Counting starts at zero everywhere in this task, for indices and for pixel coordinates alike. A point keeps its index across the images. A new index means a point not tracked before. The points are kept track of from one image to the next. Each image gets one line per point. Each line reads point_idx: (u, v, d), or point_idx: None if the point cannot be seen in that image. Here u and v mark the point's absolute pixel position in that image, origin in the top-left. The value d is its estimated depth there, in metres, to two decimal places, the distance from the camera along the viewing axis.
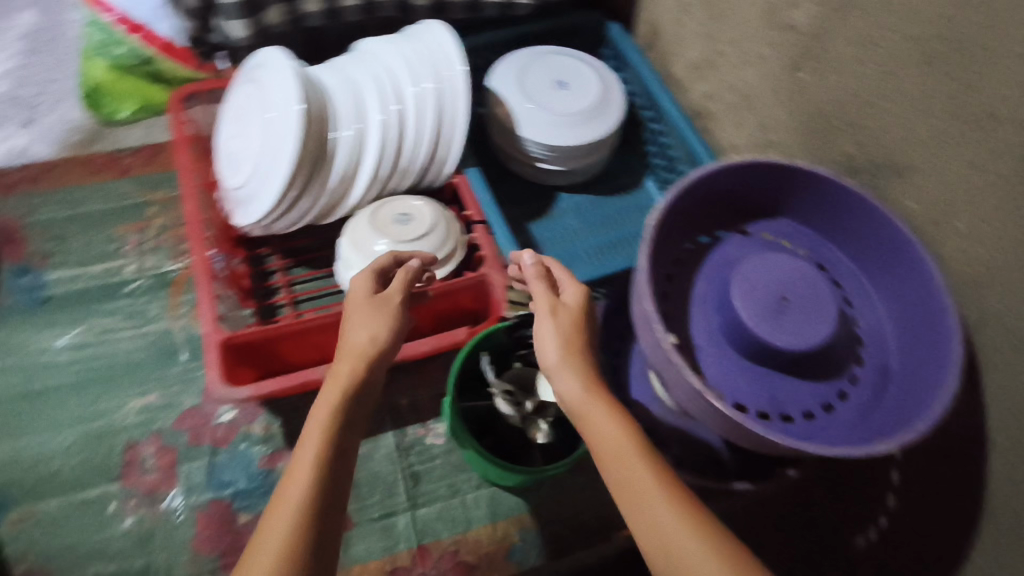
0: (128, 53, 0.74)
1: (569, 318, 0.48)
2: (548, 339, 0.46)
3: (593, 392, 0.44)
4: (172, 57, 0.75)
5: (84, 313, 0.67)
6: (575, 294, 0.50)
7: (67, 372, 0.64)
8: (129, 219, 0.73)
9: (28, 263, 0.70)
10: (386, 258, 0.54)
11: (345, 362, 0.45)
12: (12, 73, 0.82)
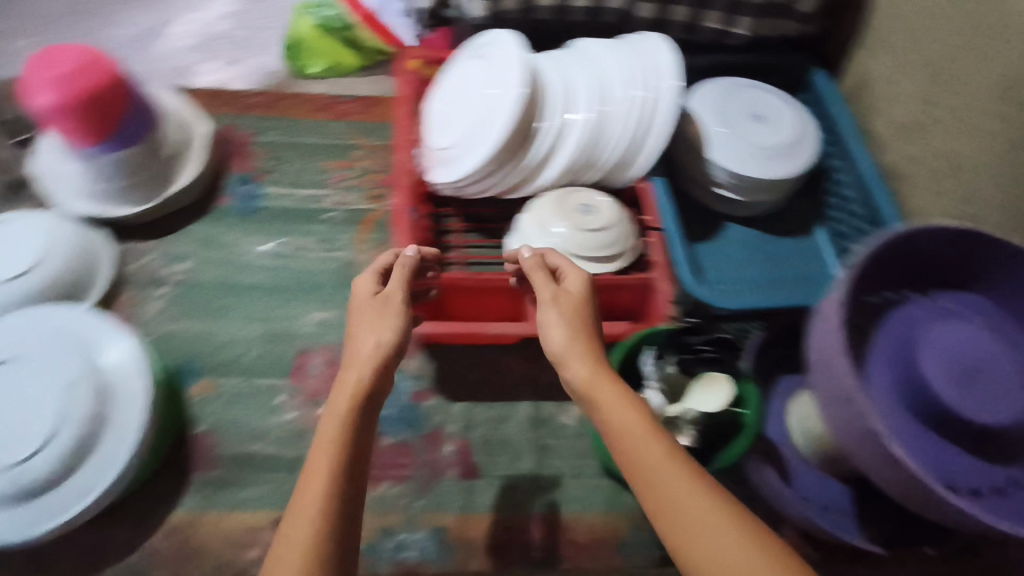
0: (336, 16, 0.87)
1: (571, 306, 0.52)
2: (556, 331, 0.50)
3: (600, 378, 0.47)
4: (372, 27, 0.87)
5: (284, 229, 0.75)
6: (576, 278, 0.54)
7: (260, 274, 0.71)
8: (336, 156, 0.80)
9: (249, 175, 0.78)
10: (387, 256, 0.56)
11: (353, 361, 0.47)
12: (233, 16, 0.94)
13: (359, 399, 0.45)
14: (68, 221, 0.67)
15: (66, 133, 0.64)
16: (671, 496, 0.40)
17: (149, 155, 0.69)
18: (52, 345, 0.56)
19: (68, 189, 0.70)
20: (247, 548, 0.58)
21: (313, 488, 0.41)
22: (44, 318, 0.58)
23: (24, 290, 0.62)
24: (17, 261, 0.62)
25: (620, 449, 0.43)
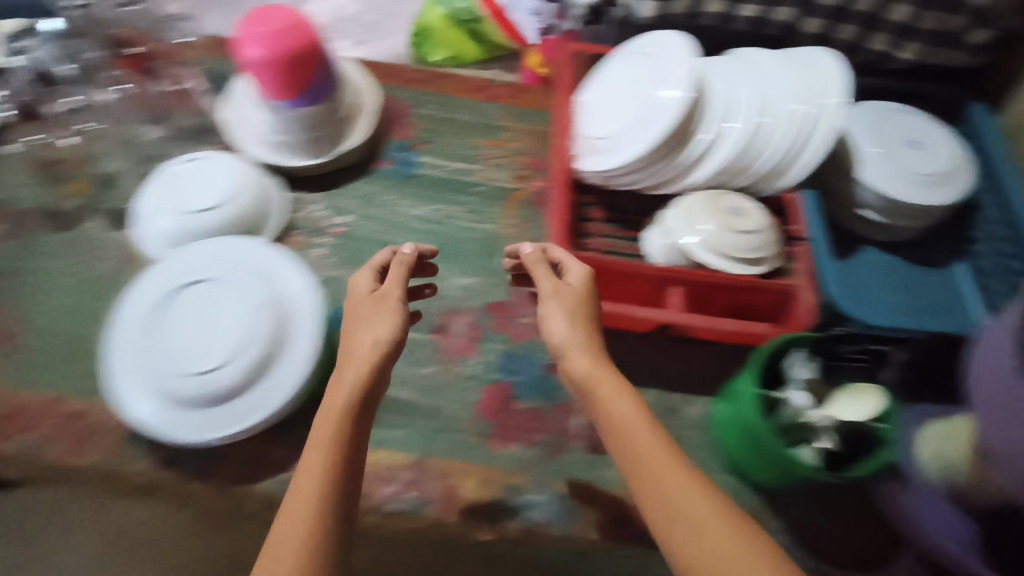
0: (466, 8, 0.92)
1: (572, 298, 0.57)
2: (558, 326, 0.55)
3: (599, 372, 0.52)
4: (498, 22, 0.92)
5: (435, 197, 0.79)
6: (575, 271, 0.59)
7: (413, 236, 0.76)
8: (488, 135, 0.85)
9: (409, 143, 0.83)
10: (385, 254, 0.61)
11: (353, 356, 0.53)
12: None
13: (354, 395, 0.51)
14: (252, 165, 0.73)
15: (265, 84, 0.70)
16: (665, 493, 0.45)
17: (330, 115, 0.74)
18: (244, 273, 0.62)
19: (252, 135, 0.76)
20: (389, 482, 0.62)
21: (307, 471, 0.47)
22: (236, 248, 0.64)
23: (216, 224, 0.69)
24: (211, 195, 0.69)
25: (620, 445, 0.48)
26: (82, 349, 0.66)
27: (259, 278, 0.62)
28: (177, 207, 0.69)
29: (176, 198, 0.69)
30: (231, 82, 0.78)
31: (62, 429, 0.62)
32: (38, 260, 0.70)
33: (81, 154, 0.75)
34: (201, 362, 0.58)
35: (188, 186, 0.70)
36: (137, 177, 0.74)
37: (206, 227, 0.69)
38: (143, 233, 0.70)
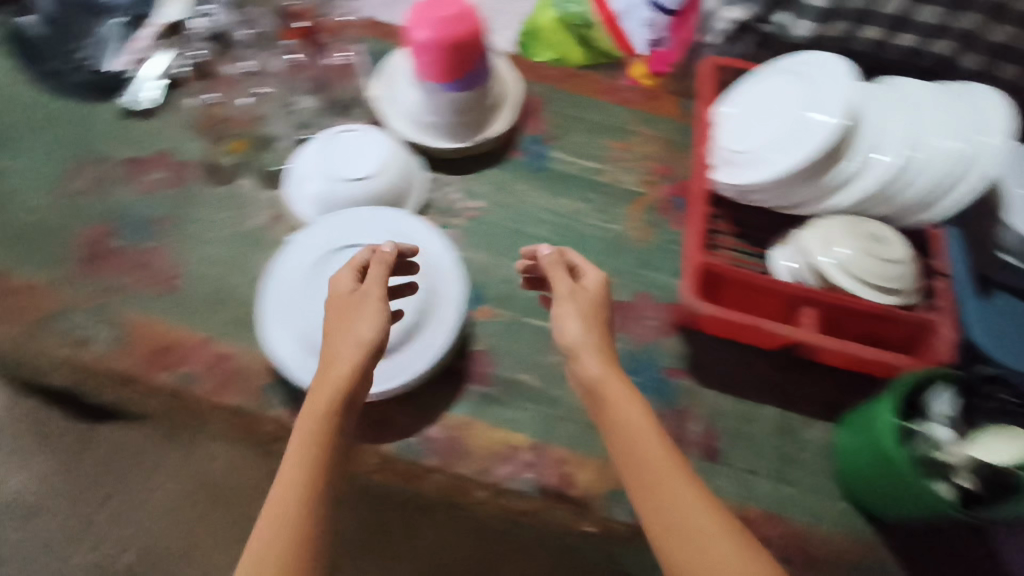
0: (580, 13, 0.89)
1: (587, 302, 0.59)
2: (572, 326, 0.57)
3: (609, 376, 0.54)
4: (610, 28, 0.89)
5: (565, 193, 0.81)
6: (593, 277, 0.61)
7: (543, 228, 0.78)
8: (617, 137, 0.85)
9: (541, 137, 0.84)
10: (363, 253, 0.61)
11: (337, 355, 0.55)
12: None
13: (336, 397, 0.52)
14: (399, 143, 0.74)
15: (425, 66, 0.73)
16: (668, 503, 0.47)
17: (478, 102, 0.76)
18: (396, 241, 0.66)
19: (402, 113, 0.78)
20: (506, 462, 0.64)
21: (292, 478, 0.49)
22: (388, 219, 0.68)
23: (365, 196, 0.72)
24: (364, 167, 0.71)
25: (623, 450, 0.51)
26: (230, 297, 0.69)
27: (411, 248, 0.66)
28: (329, 175, 0.71)
29: (328, 166, 0.71)
30: (385, 61, 0.80)
31: (210, 368, 0.65)
32: (195, 208, 0.74)
33: (245, 115, 0.79)
34: None
35: (338, 156, 0.71)
36: (292, 142, 0.78)
37: (356, 198, 0.72)
38: (293, 196, 0.73)
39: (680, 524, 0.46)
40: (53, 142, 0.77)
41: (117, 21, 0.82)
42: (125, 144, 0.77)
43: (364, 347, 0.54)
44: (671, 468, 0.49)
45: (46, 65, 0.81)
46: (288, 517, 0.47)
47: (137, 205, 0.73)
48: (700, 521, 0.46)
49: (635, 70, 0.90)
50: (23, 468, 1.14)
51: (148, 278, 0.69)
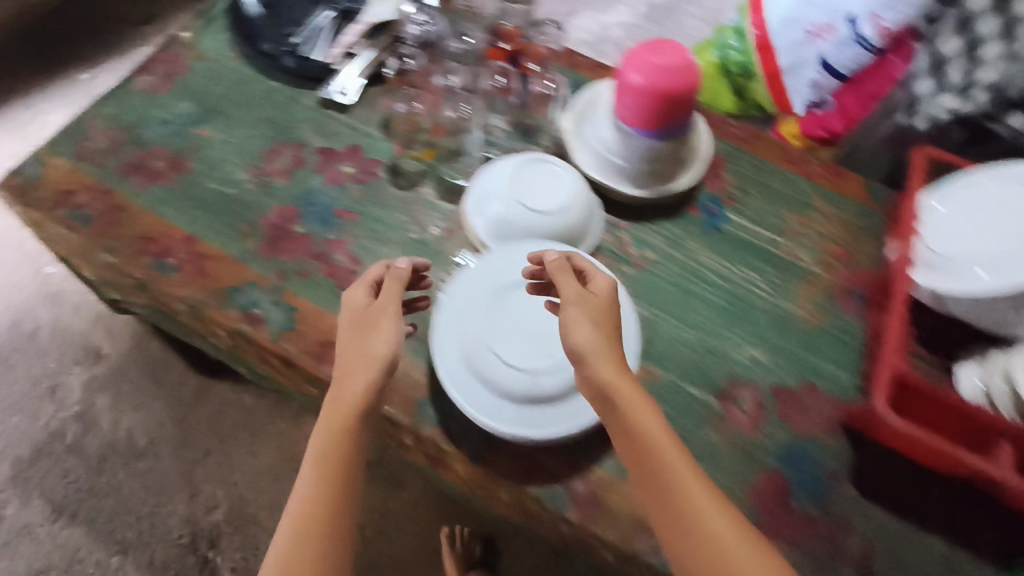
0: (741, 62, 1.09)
1: (592, 305, 0.55)
2: (580, 330, 0.53)
3: (618, 380, 0.51)
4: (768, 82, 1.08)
5: (738, 259, 0.76)
6: (601, 282, 0.58)
7: (708, 290, 0.73)
8: (797, 211, 0.79)
9: (721, 196, 0.80)
10: (379, 268, 0.62)
11: (358, 359, 0.56)
12: None
13: (356, 410, 0.53)
14: (579, 179, 0.72)
15: (629, 108, 0.71)
16: (682, 504, 0.46)
17: (671, 158, 0.75)
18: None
19: (588, 145, 0.76)
20: (646, 534, 0.61)
21: (317, 485, 0.50)
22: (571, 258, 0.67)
23: (546, 227, 0.70)
24: (553, 200, 0.70)
25: (636, 451, 0.49)
26: None
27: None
28: (517, 196, 0.70)
29: (518, 187, 0.70)
30: (579, 94, 0.80)
31: None
32: (377, 209, 0.75)
33: (437, 126, 0.81)
34: (524, 357, 0.59)
35: (532, 181, 0.70)
36: (478, 158, 0.79)
37: (537, 225, 0.70)
38: (478, 208, 0.73)
39: (707, 538, 0.45)
40: (256, 120, 0.79)
41: (331, 12, 0.87)
42: (321, 134, 0.79)
43: (382, 361, 0.55)
44: (687, 471, 0.48)
45: (262, 43, 0.84)
46: (314, 528, 0.48)
47: (323, 195, 0.75)
48: (716, 527, 0.45)
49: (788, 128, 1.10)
50: (140, 409, 1.20)
51: (322, 268, 0.70)
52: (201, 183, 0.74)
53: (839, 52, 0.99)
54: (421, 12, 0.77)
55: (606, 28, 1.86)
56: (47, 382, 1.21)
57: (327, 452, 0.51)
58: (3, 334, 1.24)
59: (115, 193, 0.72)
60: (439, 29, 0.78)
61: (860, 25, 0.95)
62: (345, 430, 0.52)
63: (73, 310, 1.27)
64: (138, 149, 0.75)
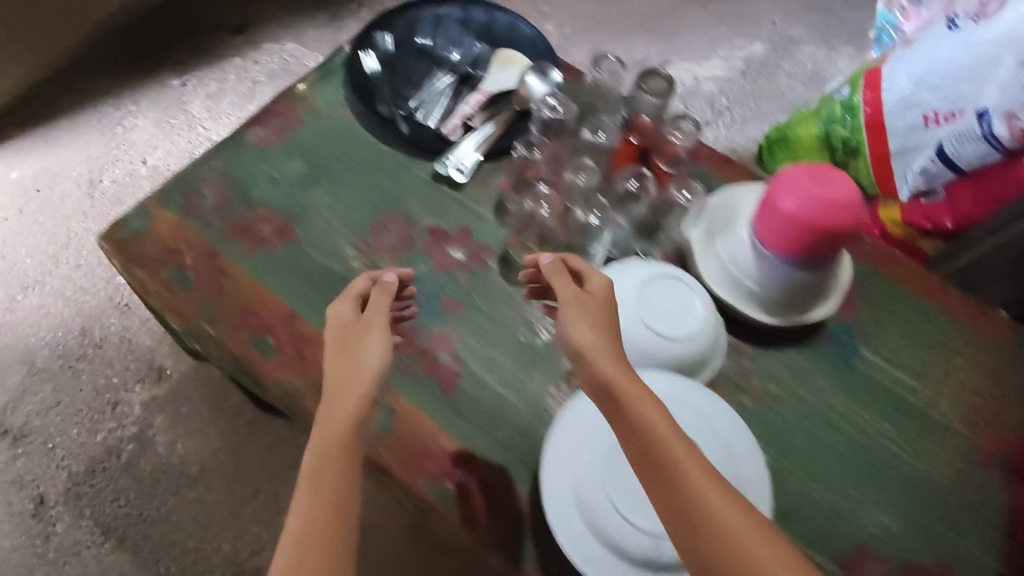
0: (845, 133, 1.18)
1: (592, 307, 0.56)
2: (583, 332, 0.53)
3: (624, 376, 0.51)
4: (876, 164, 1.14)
5: (873, 406, 0.69)
6: (598, 281, 0.58)
7: (840, 437, 0.68)
8: (939, 355, 0.73)
9: (852, 326, 0.73)
10: (361, 279, 0.61)
11: (351, 371, 0.54)
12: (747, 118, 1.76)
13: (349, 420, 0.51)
14: (709, 307, 0.67)
15: (771, 231, 0.66)
16: (693, 494, 0.44)
17: (806, 303, 0.70)
18: (713, 437, 0.60)
19: (721, 264, 0.70)
20: None
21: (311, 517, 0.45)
22: (695, 397, 0.62)
23: (673, 352, 0.66)
24: (684, 325, 0.66)
25: (643, 442, 0.47)
26: (499, 418, 0.64)
27: (725, 451, 0.59)
28: (645, 318, 0.65)
29: (647, 309, 0.66)
30: (719, 194, 0.74)
31: (467, 494, 0.61)
32: (485, 303, 0.70)
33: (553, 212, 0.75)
34: (647, 516, 0.54)
35: (661, 301, 0.66)
36: (599, 257, 0.73)
37: (664, 351, 0.65)
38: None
39: (724, 533, 0.43)
40: (367, 188, 0.75)
41: (447, 77, 0.85)
42: (431, 210, 0.75)
43: (373, 374, 0.53)
44: (696, 463, 0.46)
45: (380, 104, 0.81)
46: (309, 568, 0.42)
47: (430, 282, 0.70)
48: (729, 519, 0.43)
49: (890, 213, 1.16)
50: (196, 435, 1.17)
51: (426, 365, 0.65)
52: (306, 255, 0.70)
53: (963, 144, 1.00)
54: (552, 96, 0.77)
55: (699, 81, 1.79)
56: (108, 396, 1.19)
57: (321, 476, 0.47)
58: (70, 341, 1.23)
59: (219, 256, 0.69)
60: (569, 115, 0.77)
61: (993, 123, 0.95)
62: (339, 450, 0.49)
63: (141, 324, 1.25)
64: (245, 210, 0.72)
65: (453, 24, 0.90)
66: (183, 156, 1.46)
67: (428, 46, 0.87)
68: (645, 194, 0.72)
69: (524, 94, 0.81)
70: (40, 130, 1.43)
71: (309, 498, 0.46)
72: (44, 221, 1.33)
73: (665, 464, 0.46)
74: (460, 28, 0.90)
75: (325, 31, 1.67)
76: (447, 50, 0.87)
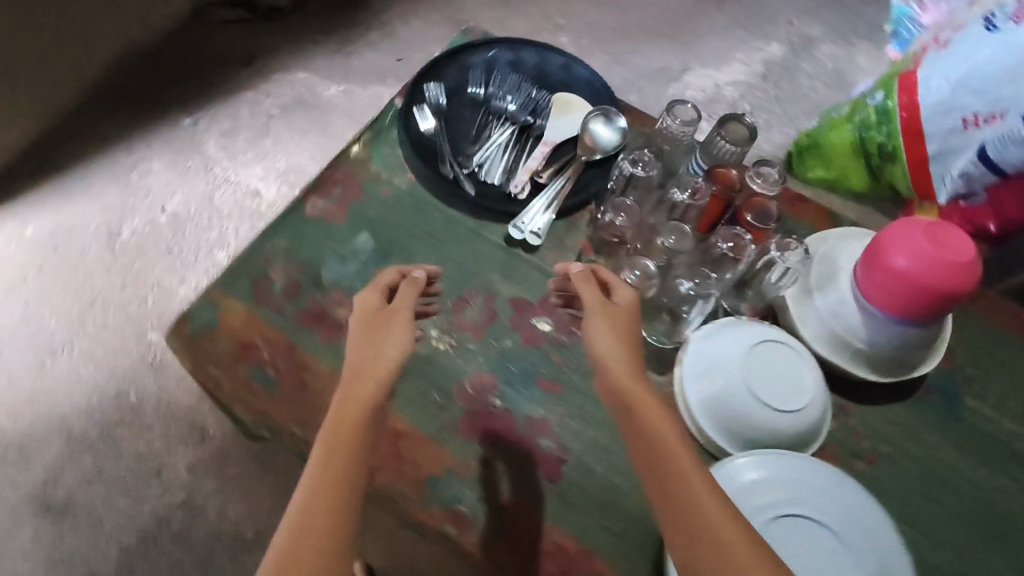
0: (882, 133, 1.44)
1: (616, 313, 0.62)
2: (602, 339, 0.59)
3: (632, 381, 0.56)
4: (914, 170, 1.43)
5: (986, 460, 0.67)
6: (621, 292, 0.64)
7: (958, 497, 0.66)
8: None
9: (954, 374, 0.71)
10: (392, 274, 0.66)
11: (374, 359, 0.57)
12: (772, 122, 1.73)
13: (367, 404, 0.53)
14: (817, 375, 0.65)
15: (882, 291, 0.62)
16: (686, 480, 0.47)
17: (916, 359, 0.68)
18: (853, 528, 0.59)
19: (822, 321, 0.68)
20: None
21: (324, 473, 0.47)
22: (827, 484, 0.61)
23: (788, 426, 0.64)
24: (800, 395, 0.64)
25: (650, 432, 0.51)
26: (609, 504, 0.63)
27: (866, 543, 0.58)
28: (759, 392, 0.64)
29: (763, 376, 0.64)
30: (817, 250, 0.71)
31: None
32: (581, 380, 0.68)
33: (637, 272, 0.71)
34: None
35: (773, 366, 0.64)
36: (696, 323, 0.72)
37: (783, 425, 0.64)
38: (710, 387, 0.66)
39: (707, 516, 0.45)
40: (441, 260, 0.73)
41: (508, 129, 0.81)
42: (510, 280, 0.72)
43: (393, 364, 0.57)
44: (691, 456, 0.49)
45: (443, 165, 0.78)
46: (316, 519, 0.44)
47: (519, 358, 0.68)
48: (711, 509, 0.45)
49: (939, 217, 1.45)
50: (246, 497, 1.13)
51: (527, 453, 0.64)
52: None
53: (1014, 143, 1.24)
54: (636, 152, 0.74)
55: (720, 87, 1.76)
56: (150, 462, 1.15)
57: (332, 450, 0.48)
58: (106, 407, 1.18)
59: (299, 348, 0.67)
60: (652, 170, 0.73)
61: None
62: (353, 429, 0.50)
63: (178, 383, 1.21)
64: (322, 295, 0.70)
65: (506, 68, 0.86)
66: (203, 199, 1.41)
67: (482, 94, 0.83)
68: (746, 256, 0.69)
69: (591, 145, 0.78)
70: (50, 180, 1.37)
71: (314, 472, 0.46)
72: (66, 278, 1.29)
73: (666, 450, 0.49)
74: (512, 72, 0.86)
75: (337, 57, 1.62)
76: (502, 96, 0.83)
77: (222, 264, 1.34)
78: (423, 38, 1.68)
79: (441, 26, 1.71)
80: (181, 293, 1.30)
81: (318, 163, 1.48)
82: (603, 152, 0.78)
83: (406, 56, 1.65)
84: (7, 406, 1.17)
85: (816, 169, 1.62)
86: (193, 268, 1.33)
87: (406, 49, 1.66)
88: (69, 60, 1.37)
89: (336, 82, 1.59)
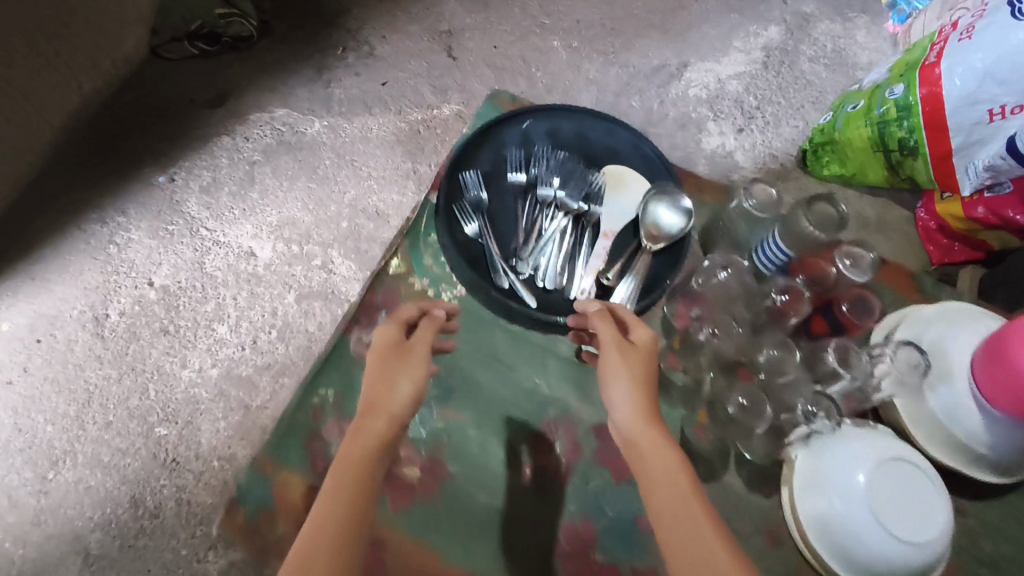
0: (906, 128, 1.36)
1: (633, 357, 0.79)
2: (618, 389, 0.77)
3: (644, 418, 0.75)
4: (936, 166, 1.37)
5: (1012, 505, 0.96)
6: (641, 336, 0.81)
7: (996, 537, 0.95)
8: None
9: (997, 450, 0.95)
10: (411, 313, 0.89)
11: (387, 399, 0.78)
12: (781, 115, 1.66)
13: (378, 436, 0.74)
14: (934, 511, 0.80)
15: (1008, 391, 0.78)
16: (656, 502, 0.70)
17: (1015, 457, 0.88)
18: None
19: (941, 425, 0.87)
20: None
21: (336, 487, 0.69)
22: None
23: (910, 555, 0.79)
24: (920, 531, 0.79)
25: (640, 464, 0.73)
26: None
27: None
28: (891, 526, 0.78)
29: (889, 495, 0.79)
30: (933, 360, 0.88)
31: None
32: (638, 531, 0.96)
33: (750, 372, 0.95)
34: None
35: (902, 489, 0.80)
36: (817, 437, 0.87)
37: (906, 557, 0.79)
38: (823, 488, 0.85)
39: (677, 530, 0.67)
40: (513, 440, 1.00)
41: (564, 219, 0.94)
42: (585, 413, 1.02)
43: (402, 401, 0.78)
44: (678, 478, 0.70)
45: (512, 261, 0.91)
46: (336, 512, 0.67)
47: (609, 500, 0.98)
48: (694, 525, 0.67)
49: (949, 209, 1.43)
50: None
51: None
52: (462, 488, 0.97)
53: None
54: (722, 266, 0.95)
55: (722, 82, 1.68)
56: (180, 572, 1.07)
57: (341, 471, 0.71)
58: (122, 517, 1.10)
59: (427, 545, 0.93)
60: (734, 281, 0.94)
61: None
62: (360, 457, 0.72)
63: (197, 481, 1.12)
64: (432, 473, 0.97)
65: (545, 150, 0.98)
66: (193, 267, 1.29)
67: (524, 180, 0.96)
68: (858, 367, 0.86)
69: (658, 226, 0.91)
70: (22, 267, 1.25)
71: (335, 491, 0.69)
72: (56, 377, 1.18)
73: (643, 476, 0.72)
74: (549, 145, 0.99)
75: (314, 86, 1.48)
76: (548, 182, 0.95)
77: (226, 338, 1.24)
78: (403, 56, 1.54)
79: (420, 39, 1.57)
80: (185, 377, 1.20)
81: (312, 212, 1.37)
82: (664, 238, 0.91)
83: (390, 78, 1.52)
84: (13, 532, 1.08)
85: (831, 165, 1.54)
86: (194, 347, 1.22)
87: (388, 71, 1.52)
88: (28, 134, 1.24)
89: (318, 115, 1.46)
